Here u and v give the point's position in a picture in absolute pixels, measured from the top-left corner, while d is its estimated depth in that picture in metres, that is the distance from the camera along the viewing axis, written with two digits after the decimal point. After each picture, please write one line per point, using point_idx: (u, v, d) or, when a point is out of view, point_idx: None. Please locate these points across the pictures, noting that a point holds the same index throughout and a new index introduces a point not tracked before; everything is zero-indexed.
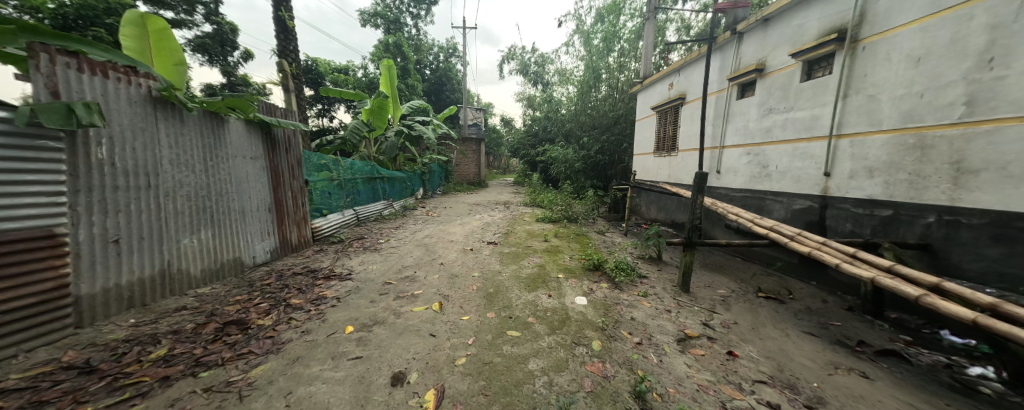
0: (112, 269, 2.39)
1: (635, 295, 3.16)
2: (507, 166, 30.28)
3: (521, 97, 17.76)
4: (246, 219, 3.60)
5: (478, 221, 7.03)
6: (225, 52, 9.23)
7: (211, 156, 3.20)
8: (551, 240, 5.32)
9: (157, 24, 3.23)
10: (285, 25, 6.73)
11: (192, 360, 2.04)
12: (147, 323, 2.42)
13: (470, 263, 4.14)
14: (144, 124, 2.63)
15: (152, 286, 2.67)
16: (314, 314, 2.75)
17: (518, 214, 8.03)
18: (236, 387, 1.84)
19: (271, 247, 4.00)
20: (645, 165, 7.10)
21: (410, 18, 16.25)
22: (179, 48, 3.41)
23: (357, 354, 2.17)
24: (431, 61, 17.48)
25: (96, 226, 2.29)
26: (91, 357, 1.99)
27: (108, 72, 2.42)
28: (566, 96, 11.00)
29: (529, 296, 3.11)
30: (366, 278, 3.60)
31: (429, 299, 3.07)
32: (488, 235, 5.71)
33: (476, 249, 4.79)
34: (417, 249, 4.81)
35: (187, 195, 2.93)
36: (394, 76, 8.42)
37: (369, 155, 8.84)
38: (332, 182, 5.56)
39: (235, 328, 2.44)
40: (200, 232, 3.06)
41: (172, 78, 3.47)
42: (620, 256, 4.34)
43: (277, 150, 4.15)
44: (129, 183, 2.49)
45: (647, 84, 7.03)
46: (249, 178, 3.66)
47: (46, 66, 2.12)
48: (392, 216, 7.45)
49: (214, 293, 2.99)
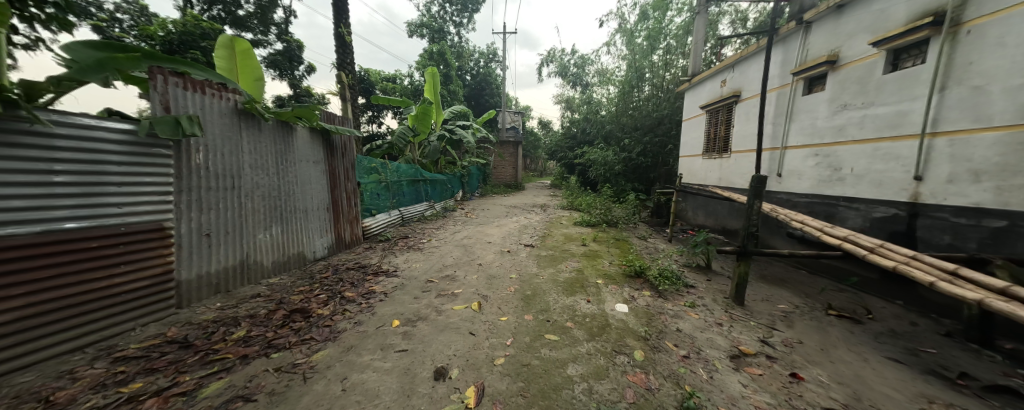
0: (204, 258, 2.77)
1: (681, 305, 2.99)
2: (545, 169, 30.16)
3: (560, 99, 17.67)
4: (308, 217, 3.99)
5: (515, 223, 7.10)
6: (293, 67, 10.30)
7: (281, 160, 3.59)
8: (589, 244, 5.21)
9: (243, 46, 3.70)
10: (344, 40, 7.37)
11: (266, 342, 2.30)
12: (230, 307, 2.78)
13: (507, 265, 4.19)
14: (230, 133, 3.03)
15: (234, 274, 3.05)
16: (364, 307, 2.96)
17: (555, 217, 7.97)
18: (301, 369, 2.03)
19: (328, 244, 4.38)
20: (692, 168, 6.70)
21: (453, 27, 16.94)
22: (258, 66, 3.88)
23: (402, 347, 2.30)
24: (472, 67, 18.05)
25: (194, 221, 2.69)
26: (188, 334, 2.33)
27: (206, 89, 2.83)
28: (607, 97, 10.76)
29: (567, 300, 3.07)
30: (410, 275, 3.80)
31: (469, 298, 3.16)
32: (525, 237, 5.75)
33: (513, 251, 4.84)
34: (457, 249, 4.97)
35: (262, 195, 3.32)
36: (438, 83, 8.81)
37: (413, 159, 9.32)
38: (380, 184, 5.95)
39: (300, 315, 2.71)
40: (272, 228, 3.44)
41: (252, 92, 3.96)
42: (664, 263, 4.14)
43: (335, 154, 4.55)
44: (218, 185, 2.88)
45: (694, 82, 6.65)
46: (312, 180, 4.04)
47: (161, 86, 2.52)
48: (433, 217, 7.78)
49: (282, 283, 3.34)
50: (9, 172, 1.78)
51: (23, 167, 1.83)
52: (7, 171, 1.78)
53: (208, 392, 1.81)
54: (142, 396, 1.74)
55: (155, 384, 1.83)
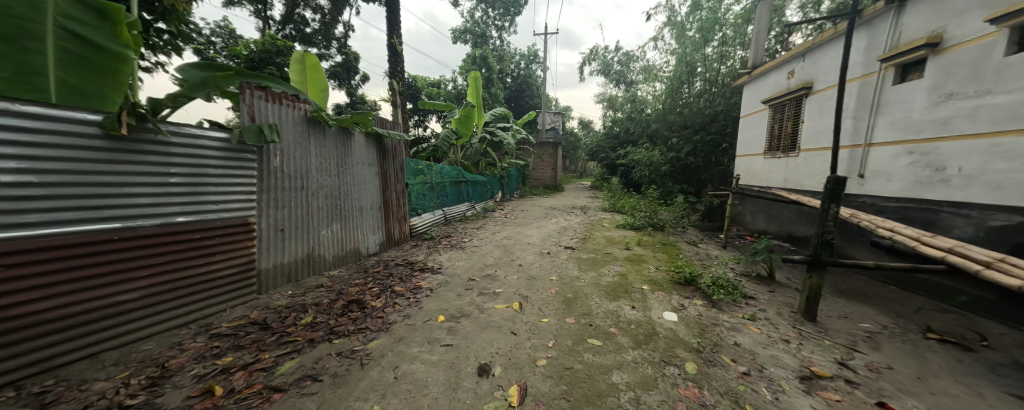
0: (278, 250, 3.13)
1: (739, 318, 2.75)
2: (585, 170, 29.53)
3: (602, 98, 17.22)
4: (363, 215, 4.31)
5: (554, 225, 7.05)
6: (350, 77, 11.23)
7: (342, 163, 3.92)
8: (633, 248, 5.01)
9: (312, 60, 4.13)
10: (396, 50, 7.87)
11: (328, 328, 2.53)
12: (299, 294, 3.10)
13: (547, 266, 4.18)
14: (301, 139, 3.38)
15: (302, 266, 3.41)
16: (412, 301, 3.13)
17: (596, 219, 7.77)
18: (358, 356, 2.20)
19: (379, 240, 4.69)
20: (751, 168, 6.14)
21: (495, 31, 17.28)
22: (324, 77, 4.29)
23: (447, 341, 2.40)
24: (513, 69, 18.27)
25: (271, 217, 3.04)
26: (266, 317, 2.64)
27: (283, 100, 3.19)
28: (653, 94, 10.27)
29: (611, 305, 2.97)
30: (454, 273, 3.95)
31: (510, 298, 3.20)
32: (565, 239, 5.68)
33: (553, 252, 4.81)
34: (497, 249, 5.06)
35: (325, 195, 3.65)
36: (480, 87, 9.04)
37: (456, 161, 9.65)
38: (426, 184, 6.24)
39: (356, 306, 2.94)
40: (333, 225, 3.78)
41: (318, 101, 4.38)
42: (718, 271, 3.84)
43: (387, 157, 4.87)
44: (290, 185, 3.23)
45: (754, 75, 6.10)
46: (366, 181, 4.37)
47: (249, 99, 2.88)
48: (475, 217, 8.00)
49: (340, 276, 3.66)
50: (138, 173, 2.13)
51: (148, 170, 2.19)
52: (137, 172, 2.13)
53: (283, 370, 2.02)
54: (233, 368, 2.00)
55: (242, 359, 2.11)
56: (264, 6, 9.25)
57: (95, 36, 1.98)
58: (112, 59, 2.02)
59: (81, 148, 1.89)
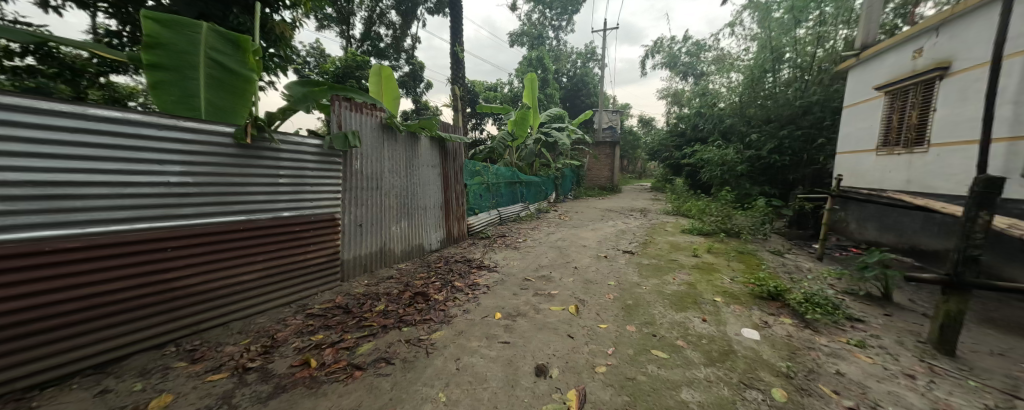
0: (357, 244, 3.51)
1: (841, 343, 2.35)
2: (645, 170, 27.83)
3: (667, 93, 16.08)
4: (427, 214, 4.62)
5: (611, 228, 6.76)
6: (416, 85, 12.14)
7: (410, 165, 4.25)
8: (702, 255, 4.58)
9: (387, 72, 4.56)
10: (458, 57, 8.30)
11: (399, 317, 2.77)
12: (374, 284, 3.45)
13: (605, 270, 4.02)
14: (377, 143, 3.74)
15: (375, 258, 3.77)
16: (470, 297, 3.26)
17: (658, 223, 7.27)
18: (424, 345, 2.36)
19: (440, 238, 4.99)
20: (858, 167, 5.20)
21: (553, 31, 17.27)
22: (396, 86, 4.70)
23: (505, 339, 2.45)
24: (569, 68, 18.04)
25: (352, 213, 3.42)
26: (348, 302, 2.98)
27: (364, 109, 3.57)
28: (728, 86, 9.28)
29: (678, 316, 2.75)
30: (509, 272, 4.02)
31: (566, 300, 3.16)
32: (623, 243, 5.42)
33: (611, 256, 4.63)
34: (552, 251, 5.02)
35: (395, 194, 3.99)
36: (536, 88, 9.08)
37: (511, 162, 9.84)
38: (483, 185, 6.46)
39: (421, 298, 3.17)
40: (401, 222, 4.12)
41: (391, 108, 4.81)
42: (810, 286, 3.32)
43: (448, 158, 5.14)
44: (367, 185, 3.60)
45: (865, 57, 5.15)
46: (430, 181, 4.68)
47: (339, 110, 3.28)
48: (529, 217, 8.05)
49: (407, 269, 3.97)
50: (257, 175, 2.57)
51: (265, 172, 2.62)
52: (257, 174, 2.57)
53: (363, 351, 2.26)
54: (323, 345, 2.29)
55: (330, 337, 2.40)
56: (347, 27, 10.45)
57: (231, 63, 2.42)
58: (242, 81, 2.48)
59: (221, 155, 2.33)
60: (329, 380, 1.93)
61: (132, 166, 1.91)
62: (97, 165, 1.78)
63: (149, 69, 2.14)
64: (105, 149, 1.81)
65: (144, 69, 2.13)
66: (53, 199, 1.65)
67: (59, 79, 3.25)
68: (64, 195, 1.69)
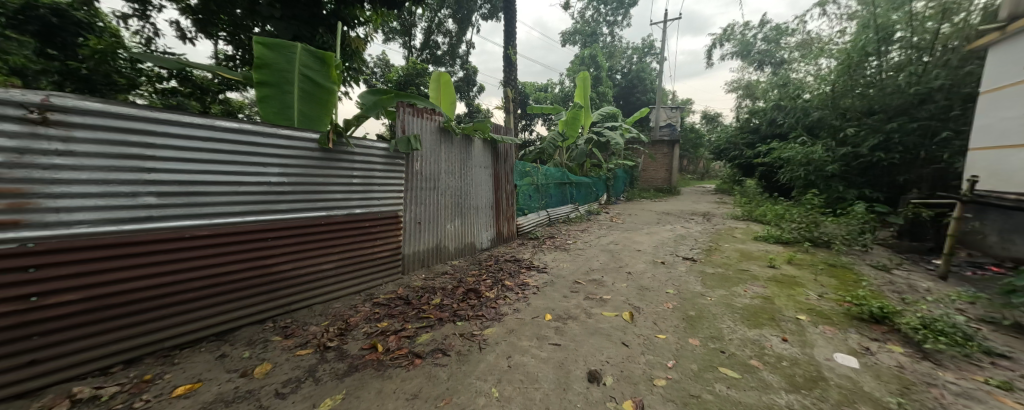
0: (416, 239, 3.75)
1: (976, 382, 1.90)
2: (708, 171, 25.62)
3: (737, 85, 14.60)
4: (479, 213, 4.77)
5: (669, 232, 6.32)
6: (469, 89, 12.65)
7: (464, 166, 4.43)
8: (779, 266, 4.06)
9: (444, 77, 4.80)
10: (510, 60, 8.45)
11: (453, 311, 2.90)
12: (430, 278, 3.66)
13: (663, 277, 3.78)
14: (435, 146, 3.96)
15: (431, 254, 3.99)
16: (520, 296, 3.30)
17: (724, 228, 6.62)
18: (477, 340, 2.44)
19: (491, 237, 5.12)
20: (1001, 165, 4.19)
21: (607, 26, 16.76)
22: (453, 90, 4.93)
23: (556, 341, 2.43)
24: (624, 65, 17.35)
25: (412, 212, 3.67)
26: (409, 294, 3.20)
27: (424, 114, 3.80)
28: (816, 74, 8.12)
29: (750, 333, 2.47)
30: (559, 274, 3.97)
31: (619, 306, 3.03)
32: (683, 248, 5.04)
33: (669, 262, 4.33)
34: (603, 254, 4.86)
35: (450, 194, 4.19)
36: (589, 87, 8.88)
37: (561, 162, 9.75)
38: (532, 186, 6.49)
39: (474, 294, 3.28)
40: (455, 221, 4.31)
41: (448, 111, 5.06)
42: (930, 311, 2.75)
43: (499, 159, 5.25)
44: (426, 185, 3.83)
45: (1013, 30, 4.14)
46: (482, 181, 4.82)
47: (404, 115, 3.55)
48: (578, 219, 7.90)
49: (460, 265, 4.15)
50: (336, 176, 2.88)
51: (342, 173, 2.94)
52: (335, 175, 2.88)
53: (422, 340, 2.41)
54: (388, 332, 2.49)
55: (394, 325, 2.60)
56: (409, 38, 11.25)
57: (318, 77, 2.74)
58: (327, 92, 2.79)
59: (309, 158, 2.65)
60: (393, 364, 2.09)
61: (244, 169, 2.27)
62: (221, 168, 2.14)
63: (258, 86, 2.55)
64: (227, 154, 2.17)
65: (254, 86, 2.53)
66: (192, 196, 2.03)
67: (191, 96, 4.41)
68: (199, 192, 2.06)
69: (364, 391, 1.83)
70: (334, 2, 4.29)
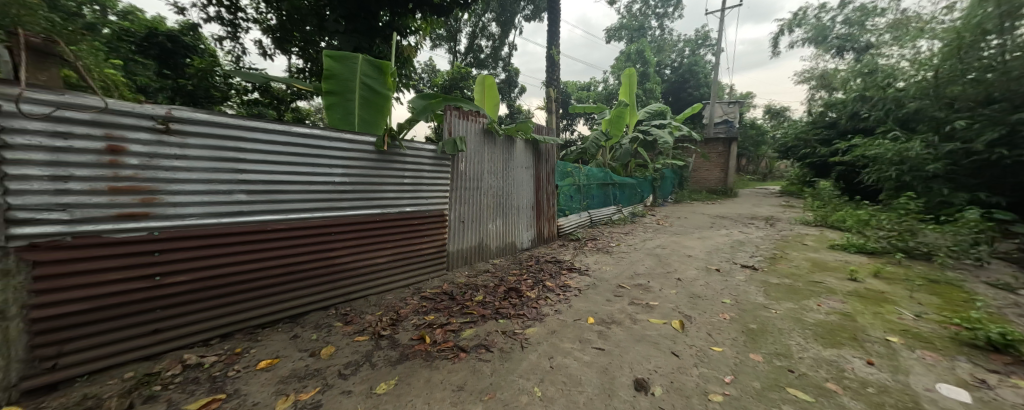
0: (460, 238, 3.89)
1: None
2: (771, 171, 23.25)
3: (810, 75, 13.06)
4: (520, 213, 4.81)
5: (724, 237, 5.84)
6: (510, 91, 12.85)
7: (506, 166, 4.49)
8: (862, 280, 3.56)
9: (488, 80, 4.89)
10: (553, 60, 8.40)
11: (495, 308, 2.96)
12: (473, 276, 3.77)
13: (717, 285, 3.51)
14: (479, 147, 4.07)
15: (474, 252, 4.11)
16: (561, 298, 3.26)
17: (790, 234, 5.96)
18: (519, 339, 2.47)
19: (531, 237, 5.13)
20: None
21: (656, 19, 15.99)
22: (496, 92, 5.00)
23: (599, 345, 2.36)
24: (674, 59, 16.44)
25: (456, 211, 3.81)
26: (453, 290, 3.32)
27: (469, 116, 3.91)
28: (912, 58, 6.99)
29: (825, 353, 2.20)
30: (601, 277, 3.86)
31: (668, 313, 2.87)
32: (741, 255, 4.63)
33: (724, 270, 4.01)
34: (650, 258, 4.63)
35: (492, 194, 4.28)
36: (635, 84, 8.52)
37: (604, 162, 9.48)
38: (574, 187, 6.38)
39: (515, 293, 3.31)
40: (497, 220, 4.39)
41: (491, 112, 5.18)
42: None
43: (541, 159, 5.24)
44: (470, 185, 3.95)
45: None
46: (524, 182, 4.86)
47: (450, 118, 3.69)
48: (622, 221, 7.62)
49: (502, 264, 4.22)
50: (389, 176, 3.09)
51: (394, 174, 3.13)
52: (389, 175, 3.08)
53: (466, 335, 2.49)
54: (435, 325, 2.61)
55: (440, 319, 2.72)
56: (454, 44, 11.66)
57: (376, 86, 2.96)
58: (384, 98, 2.99)
59: (367, 160, 2.87)
60: (440, 356, 2.19)
61: (314, 170, 2.51)
62: (295, 169, 2.40)
63: (327, 95, 2.84)
64: (301, 156, 2.42)
65: (323, 97, 2.83)
66: (273, 194, 2.30)
67: (270, 106, 5.06)
68: (279, 191, 2.33)
69: (414, 379, 1.93)
70: (389, 14, 4.64)
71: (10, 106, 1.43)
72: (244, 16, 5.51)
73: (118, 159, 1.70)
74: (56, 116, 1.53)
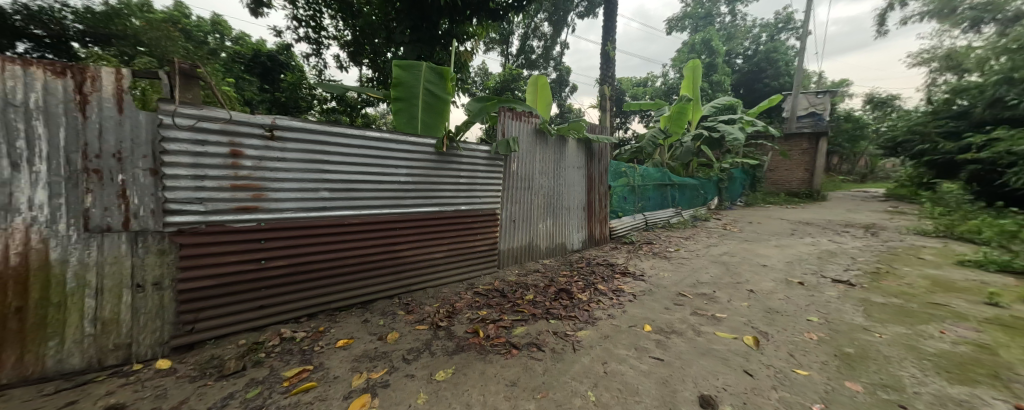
0: (511, 237, 3.95)
1: None
2: (872, 171, 19.76)
3: (931, 55, 10.85)
4: (570, 214, 4.74)
5: (809, 246, 5.12)
6: (561, 90, 12.76)
7: (557, 166, 4.45)
8: (1008, 305, 2.85)
9: (541, 81, 4.89)
10: (608, 56, 8.13)
11: (545, 308, 2.95)
12: (523, 275, 3.81)
13: (801, 301, 3.09)
14: (531, 147, 4.09)
15: (524, 251, 4.15)
16: (615, 302, 3.14)
17: (899, 246, 5.00)
18: (571, 341, 2.43)
19: (582, 238, 5.02)
20: None
21: (726, 4, 14.64)
22: (549, 92, 4.97)
23: (658, 355, 2.23)
24: (748, 46, 14.87)
25: (508, 210, 3.88)
26: (504, 288, 3.39)
27: (522, 117, 3.95)
28: None
29: (952, 390, 1.81)
30: (659, 284, 3.63)
31: (739, 328, 2.60)
32: (831, 268, 4.01)
33: (810, 284, 3.51)
34: (715, 266, 4.24)
35: (543, 194, 4.27)
36: (699, 77, 7.87)
37: (663, 162, 8.91)
38: (628, 187, 6.09)
39: (566, 294, 3.28)
40: (547, 220, 4.38)
41: (543, 113, 5.16)
42: None
43: (593, 159, 5.10)
44: (521, 185, 4.00)
45: None
46: (576, 182, 4.77)
47: (504, 119, 3.76)
48: (681, 225, 7.10)
49: (551, 265, 4.20)
50: (447, 176, 3.25)
51: (451, 174, 3.29)
52: (446, 175, 3.25)
53: (518, 332, 2.53)
54: (488, 320, 2.69)
55: (492, 315, 2.79)
56: (507, 46, 11.89)
57: (438, 91, 3.15)
58: (444, 103, 3.16)
59: (428, 161, 3.06)
60: (493, 351, 2.25)
61: (383, 170, 2.75)
62: (369, 169, 2.65)
63: (394, 101, 3.09)
64: (373, 158, 2.67)
65: (392, 103, 3.08)
66: (351, 192, 2.57)
67: (345, 113, 5.67)
68: (355, 189, 2.60)
69: (470, 370, 2.02)
70: (449, 22, 4.77)
71: (168, 120, 1.80)
72: (325, 34, 6.23)
73: (237, 161, 2.04)
74: (197, 127, 1.89)
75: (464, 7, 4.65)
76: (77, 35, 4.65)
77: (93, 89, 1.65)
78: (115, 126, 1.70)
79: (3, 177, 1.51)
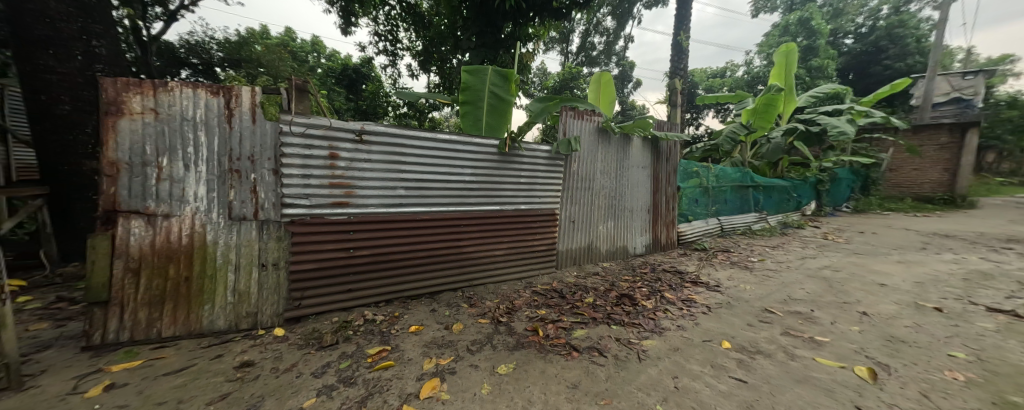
0: (569, 237, 3.89)
1: None
2: None
3: None
4: (633, 216, 4.49)
5: (950, 265, 4.09)
6: (624, 85, 12.17)
7: (620, 166, 4.26)
8: None
9: (604, 77, 4.70)
10: (680, 46, 7.50)
11: (606, 313, 2.85)
12: (582, 277, 3.72)
13: (936, 331, 2.49)
14: (592, 146, 3.97)
15: (582, 253, 4.05)
16: (685, 313, 2.89)
17: None
18: (635, 349, 2.31)
19: (646, 243, 4.72)
20: None
21: None
22: (612, 89, 4.77)
23: (740, 376, 2.00)
24: (860, 23, 12.49)
25: (567, 211, 3.83)
26: (562, 289, 3.35)
27: (584, 116, 3.86)
28: None
29: None
30: (739, 297, 3.25)
31: (847, 356, 2.20)
32: (985, 294, 3.16)
33: (950, 311, 2.81)
34: (812, 281, 3.65)
35: (604, 195, 4.12)
36: (793, 63, 6.85)
37: (743, 161, 7.94)
38: (700, 189, 5.56)
39: (629, 300, 3.12)
40: (607, 222, 4.21)
41: (605, 110, 4.96)
42: None
43: (660, 158, 4.76)
44: (581, 185, 3.91)
45: None
46: (640, 183, 4.51)
47: (565, 118, 3.71)
48: (766, 232, 6.24)
49: (612, 268, 4.03)
50: (508, 176, 3.32)
51: (512, 174, 3.36)
52: (508, 175, 3.32)
53: (577, 334, 2.48)
54: (547, 320, 2.69)
55: (551, 315, 2.79)
56: (568, 44, 11.73)
57: (502, 94, 3.24)
58: (507, 104, 3.24)
59: (491, 161, 3.17)
60: (554, 351, 2.24)
61: (451, 170, 2.92)
62: (438, 169, 2.84)
63: (462, 105, 3.25)
64: (443, 159, 2.85)
65: (459, 106, 3.25)
66: (422, 190, 2.78)
67: (414, 117, 6.15)
68: (427, 187, 2.80)
69: (531, 367, 2.04)
70: (512, 25, 4.84)
71: (286, 127, 2.15)
72: (401, 46, 6.82)
73: (334, 162, 2.35)
74: (307, 134, 2.22)
75: (528, 10, 4.67)
76: (218, 61, 5.76)
77: (237, 105, 2.05)
78: (250, 134, 2.09)
79: (180, 175, 1.96)
